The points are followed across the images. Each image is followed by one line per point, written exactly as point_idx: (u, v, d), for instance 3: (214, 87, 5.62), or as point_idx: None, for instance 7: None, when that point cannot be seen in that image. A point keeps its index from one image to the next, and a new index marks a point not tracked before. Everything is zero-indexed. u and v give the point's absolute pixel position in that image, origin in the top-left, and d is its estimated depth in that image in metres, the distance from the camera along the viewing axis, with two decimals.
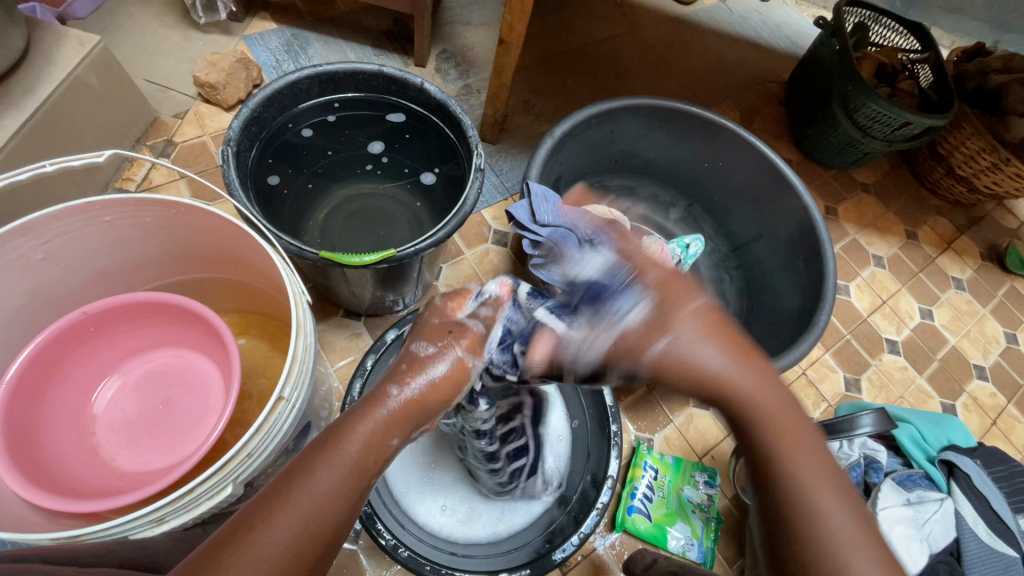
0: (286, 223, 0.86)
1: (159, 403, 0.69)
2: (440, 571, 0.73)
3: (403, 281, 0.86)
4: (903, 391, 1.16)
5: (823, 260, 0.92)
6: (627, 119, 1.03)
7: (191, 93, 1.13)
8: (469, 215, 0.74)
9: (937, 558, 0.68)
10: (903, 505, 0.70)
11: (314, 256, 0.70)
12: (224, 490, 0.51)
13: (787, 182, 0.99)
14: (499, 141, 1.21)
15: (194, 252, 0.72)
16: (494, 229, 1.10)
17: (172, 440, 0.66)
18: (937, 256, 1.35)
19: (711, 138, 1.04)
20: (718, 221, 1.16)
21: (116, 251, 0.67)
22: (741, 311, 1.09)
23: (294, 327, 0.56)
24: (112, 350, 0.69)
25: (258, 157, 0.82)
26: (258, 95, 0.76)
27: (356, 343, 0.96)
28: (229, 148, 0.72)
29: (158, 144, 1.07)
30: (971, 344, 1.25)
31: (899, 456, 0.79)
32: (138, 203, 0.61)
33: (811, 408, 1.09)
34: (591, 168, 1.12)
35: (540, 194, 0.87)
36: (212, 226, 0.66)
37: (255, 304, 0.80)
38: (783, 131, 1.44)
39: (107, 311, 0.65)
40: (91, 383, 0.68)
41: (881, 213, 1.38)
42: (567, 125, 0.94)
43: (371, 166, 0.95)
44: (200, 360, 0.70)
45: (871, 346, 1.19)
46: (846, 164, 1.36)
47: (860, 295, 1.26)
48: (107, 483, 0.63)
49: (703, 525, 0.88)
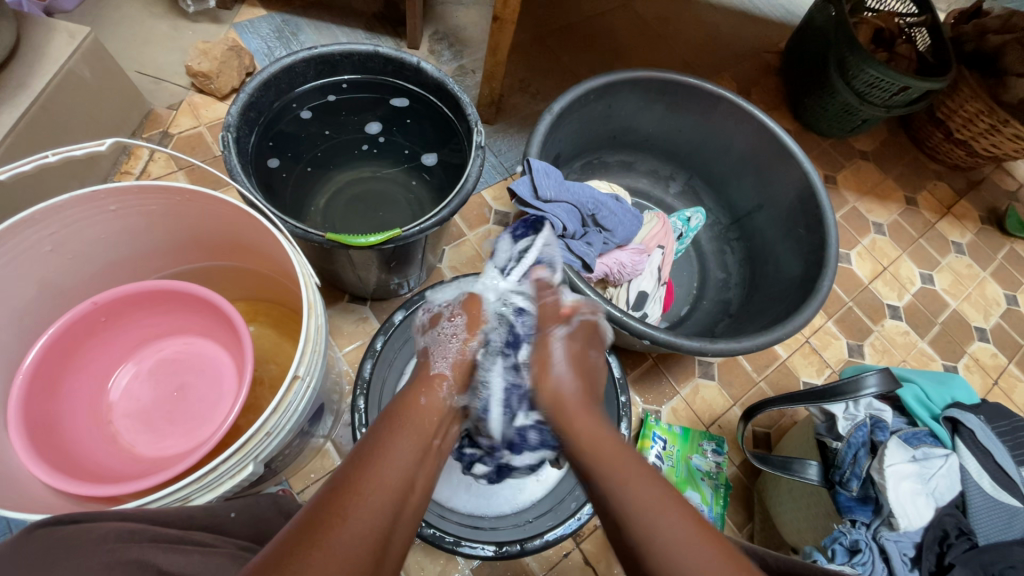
0: (289, 208, 0.86)
1: (173, 389, 0.70)
2: (460, 543, 0.75)
3: (408, 263, 0.87)
4: (906, 355, 1.18)
5: (824, 227, 0.92)
6: (624, 93, 1.02)
7: (184, 83, 1.13)
8: (471, 193, 0.73)
9: (944, 511, 0.69)
10: (909, 462, 0.70)
11: (319, 239, 0.69)
12: (246, 468, 0.52)
13: (786, 150, 0.99)
14: (496, 121, 1.21)
15: (202, 239, 0.72)
16: (495, 210, 1.11)
17: (187, 426, 0.67)
18: (937, 221, 1.36)
19: (709, 108, 1.04)
20: (718, 193, 1.16)
21: (123, 242, 0.67)
22: (743, 282, 1.09)
23: (305, 307, 0.56)
24: (126, 339, 0.69)
25: (258, 142, 0.81)
26: (255, 80, 0.75)
27: (363, 328, 0.97)
28: (229, 134, 0.71)
29: (155, 136, 1.07)
30: (971, 307, 1.26)
31: (904, 416, 0.79)
32: (142, 190, 0.61)
33: (815, 375, 1.11)
34: (591, 145, 1.12)
35: (542, 169, 0.86)
36: (218, 213, 0.66)
37: (262, 291, 0.81)
38: (780, 101, 1.43)
39: (117, 300, 0.65)
40: (106, 373, 0.68)
41: (880, 180, 1.38)
42: (566, 100, 0.94)
43: (368, 146, 0.95)
44: (212, 347, 0.71)
45: (873, 312, 1.20)
46: (844, 131, 1.36)
47: (861, 263, 1.26)
48: (126, 469, 0.63)
49: (712, 492, 0.92)
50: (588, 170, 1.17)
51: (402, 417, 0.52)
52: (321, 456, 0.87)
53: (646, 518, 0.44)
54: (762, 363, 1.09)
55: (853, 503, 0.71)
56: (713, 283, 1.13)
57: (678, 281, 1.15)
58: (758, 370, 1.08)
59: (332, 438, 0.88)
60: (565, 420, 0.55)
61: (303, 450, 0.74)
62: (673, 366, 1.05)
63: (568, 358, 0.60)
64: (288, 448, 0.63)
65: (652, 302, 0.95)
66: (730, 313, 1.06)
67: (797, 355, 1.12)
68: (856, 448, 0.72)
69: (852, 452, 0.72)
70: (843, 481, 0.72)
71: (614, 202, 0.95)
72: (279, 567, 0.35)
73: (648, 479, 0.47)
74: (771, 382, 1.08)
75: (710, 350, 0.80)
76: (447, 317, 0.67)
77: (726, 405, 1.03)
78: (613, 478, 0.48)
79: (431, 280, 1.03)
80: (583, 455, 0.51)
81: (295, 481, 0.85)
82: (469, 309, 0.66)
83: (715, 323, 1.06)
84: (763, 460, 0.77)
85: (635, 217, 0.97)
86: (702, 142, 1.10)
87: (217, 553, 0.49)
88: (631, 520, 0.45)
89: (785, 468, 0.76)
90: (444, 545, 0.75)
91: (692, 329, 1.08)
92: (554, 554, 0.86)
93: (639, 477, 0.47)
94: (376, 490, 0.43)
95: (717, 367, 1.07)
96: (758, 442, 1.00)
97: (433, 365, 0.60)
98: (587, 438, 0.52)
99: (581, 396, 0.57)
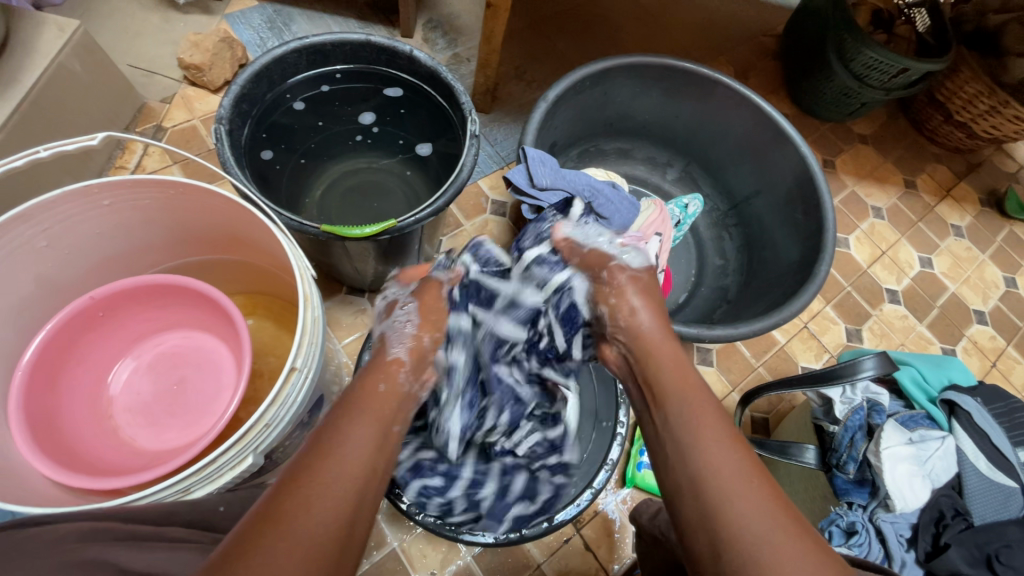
0: (284, 201, 0.86)
1: (173, 383, 0.70)
2: (459, 530, 0.72)
3: (405, 254, 0.87)
4: (904, 339, 1.18)
5: (821, 211, 0.92)
6: (620, 80, 1.01)
7: (177, 76, 1.12)
8: (466, 183, 0.73)
9: (939, 492, 0.70)
10: (906, 445, 0.70)
11: (315, 230, 0.69)
12: (245, 460, 0.53)
13: (784, 135, 0.98)
14: (492, 110, 1.20)
15: (197, 233, 0.72)
16: (492, 199, 1.10)
17: (188, 419, 0.67)
18: (936, 204, 1.35)
19: (706, 93, 1.03)
20: (716, 179, 1.15)
21: (118, 236, 0.67)
22: (741, 268, 1.09)
23: (301, 299, 0.56)
24: (125, 334, 0.69)
25: (251, 134, 0.81)
26: (246, 72, 0.74)
27: (361, 319, 0.98)
28: (222, 127, 0.71)
29: (149, 130, 1.06)
30: (970, 290, 1.26)
31: (901, 399, 0.79)
32: (136, 184, 0.61)
33: (813, 360, 1.11)
34: (587, 132, 1.11)
35: (538, 156, 0.86)
36: (212, 206, 0.66)
37: (260, 285, 0.81)
38: (778, 85, 1.42)
39: (114, 295, 0.65)
40: (105, 368, 0.69)
41: (879, 164, 1.38)
42: (561, 87, 0.93)
43: (362, 137, 0.94)
44: (210, 341, 0.71)
45: (871, 297, 1.20)
46: (843, 115, 1.35)
47: (860, 247, 1.26)
48: (129, 462, 0.64)
49: None
50: (585, 158, 1.17)
51: (359, 406, 0.53)
52: None
53: (706, 472, 0.48)
54: (760, 349, 1.09)
55: (849, 486, 0.72)
56: (711, 270, 1.13)
57: (676, 268, 1.15)
58: (756, 356, 1.08)
59: None
60: (654, 356, 0.62)
61: (304, 442, 0.75)
62: None
63: (642, 308, 0.67)
64: (288, 440, 0.63)
65: None
66: (728, 299, 1.06)
67: (795, 340, 1.12)
68: (853, 431, 0.72)
69: (849, 436, 0.72)
70: (840, 464, 0.72)
71: (610, 189, 0.95)
72: (243, 555, 0.36)
73: (712, 420, 0.52)
74: (769, 367, 1.08)
75: (707, 336, 0.80)
76: (401, 304, 0.70)
77: (724, 391, 1.04)
78: (690, 410, 0.53)
79: None
80: (666, 385, 0.57)
81: None
82: (422, 299, 0.70)
83: (713, 310, 1.06)
84: (759, 445, 0.78)
85: (632, 203, 0.96)
86: (699, 128, 1.10)
87: (190, 548, 0.48)
88: (690, 453, 0.50)
89: (783, 452, 0.76)
90: (443, 533, 0.72)
91: (690, 316, 1.08)
92: (554, 540, 0.87)
93: (702, 421, 0.52)
94: (333, 477, 0.43)
95: (715, 353, 1.07)
96: (756, 426, 1.01)
97: (390, 350, 0.64)
98: (666, 373, 0.59)
99: (661, 337, 0.64)
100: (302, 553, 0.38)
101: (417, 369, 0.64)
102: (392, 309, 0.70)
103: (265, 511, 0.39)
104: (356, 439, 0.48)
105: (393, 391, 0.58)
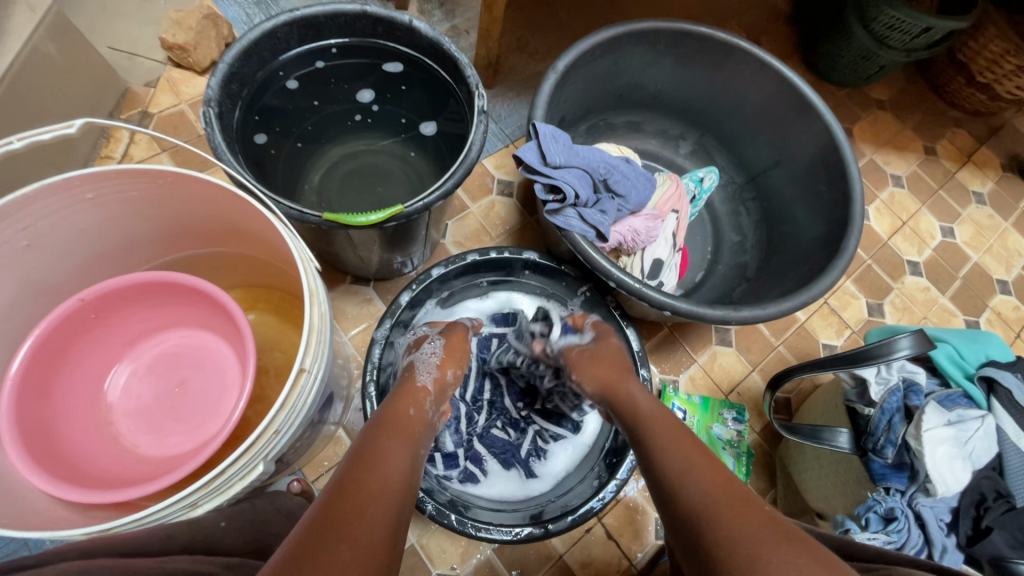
0: (282, 188, 0.81)
1: (175, 385, 0.67)
2: (478, 527, 0.71)
3: (411, 240, 0.83)
4: (926, 312, 1.14)
5: (849, 182, 0.87)
6: (632, 48, 0.96)
7: (160, 57, 1.05)
8: (476, 163, 0.68)
9: (981, 474, 0.67)
10: (945, 426, 0.67)
11: (316, 219, 0.65)
12: (256, 468, 0.49)
13: (806, 102, 0.93)
14: (495, 84, 1.14)
15: (190, 225, 0.67)
16: (499, 179, 1.05)
17: (192, 423, 0.64)
18: (957, 170, 1.30)
19: (722, 60, 0.97)
20: (731, 151, 1.10)
21: (105, 232, 0.63)
22: (761, 243, 1.05)
23: (307, 296, 0.52)
24: (120, 336, 0.65)
25: (243, 117, 0.75)
26: (234, 49, 0.69)
27: (368, 309, 0.94)
28: (210, 109, 0.66)
29: (134, 117, 1.01)
30: (993, 259, 1.22)
31: (936, 377, 0.76)
32: (120, 175, 0.56)
33: (834, 337, 1.08)
34: (596, 105, 1.05)
35: (549, 133, 0.81)
36: (205, 196, 0.61)
37: (260, 277, 0.76)
38: (792, 50, 1.36)
39: (105, 296, 0.61)
40: (102, 372, 0.65)
41: (898, 130, 1.32)
42: (570, 57, 0.87)
43: (360, 117, 0.89)
44: (211, 340, 0.67)
45: (892, 269, 1.16)
46: (860, 80, 1.29)
47: (880, 218, 1.22)
48: (133, 471, 0.61)
49: (734, 460, 0.91)
50: (594, 132, 1.11)
51: (393, 428, 0.57)
52: (334, 443, 0.86)
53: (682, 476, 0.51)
54: (780, 327, 1.06)
55: (888, 471, 0.68)
56: (728, 247, 1.09)
57: (692, 246, 1.11)
58: (776, 334, 1.05)
59: (343, 424, 0.86)
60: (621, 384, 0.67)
61: (316, 439, 0.72)
62: (689, 334, 1.02)
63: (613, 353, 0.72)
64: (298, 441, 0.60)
65: (668, 270, 0.92)
66: (748, 276, 1.02)
67: (816, 316, 1.09)
68: (891, 415, 0.69)
69: (886, 418, 0.69)
70: (877, 448, 0.68)
71: (625, 165, 0.90)
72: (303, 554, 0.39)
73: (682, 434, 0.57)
74: (790, 346, 1.05)
75: (734, 318, 0.76)
76: (429, 339, 0.75)
77: (744, 371, 1.01)
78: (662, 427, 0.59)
79: (436, 256, 0.99)
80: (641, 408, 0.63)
81: (308, 469, 0.84)
82: (448, 338, 0.75)
83: (732, 288, 1.02)
84: (789, 430, 0.74)
85: (648, 179, 0.91)
86: (714, 97, 1.04)
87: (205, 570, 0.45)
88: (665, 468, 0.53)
89: (815, 437, 0.72)
90: (461, 531, 0.71)
91: (709, 296, 1.04)
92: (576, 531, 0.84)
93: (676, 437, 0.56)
94: (377, 487, 0.48)
95: (734, 333, 1.04)
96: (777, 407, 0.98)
97: (418, 378, 0.67)
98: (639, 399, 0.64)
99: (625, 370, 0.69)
100: (359, 552, 0.41)
101: (438, 399, 0.67)
102: (421, 343, 0.75)
103: (321, 517, 0.43)
104: (395, 462, 0.53)
105: (421, 417, 0.61)
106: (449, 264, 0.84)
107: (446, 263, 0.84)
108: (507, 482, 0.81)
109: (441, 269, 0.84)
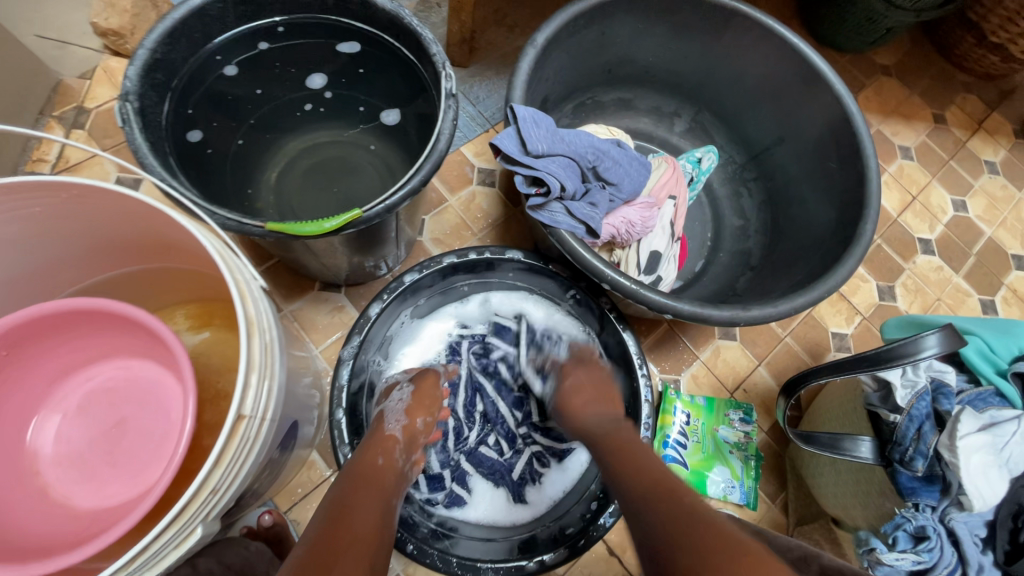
0: (230, 190, 0.72)
1: (112, 423, 0.59)
2: (466, 564, 0.65)
3: (382, 243, 0.74)
4: (940, 293, 1.07)
5: (862, 159, 0.79)
6: (619, 16, 0.86)
7: (95, 44, 0.95)
8: (445, 155, 0.59)
9: (1019, 483, 0.61)
10: (980, 432, 0.60)
11: (261, 231, 0.56)
12: (194, 533, 0.42)
13: (813, 71, 0.84)
14: (470, 63, 1.03)
15: (117, 241, 0.58)
16: (478, 167, 0.96)
17: (131, 469, 0.56)
18: (968, 139, 1.22)
19: (719, 27, 0.88)
20: (730, 128, 1.01)
21: (14, 255, 0.54)
22: (765, 228, 0.97)
23: (244, 328, 0.44)
24: (42, 373, 0.57)
25: (176, 111, 0.66)
26: (155, 30, 0.59)
27: (340, 318, 0.85)
28: (129, 103, 0.56)
29: (68, 114, 0.90)
30: (1008, 233, 1.15)
31: (964, 373, 0.69)
32: (14, 189, 0.47)
33: (844, 324, 1.00)
34: (582, 82, 0.96)
35: (529, 117, 0.72)
36: (124, 208, 0.52)
37: (210, 291, 0.67)
38: (791, 14, 1.26)
39: (11, 328, 0.50)
40: (25, 415, 0.57)
41: (905, 98, 1.23)
42: (550, 29, 0.78)
43: (311, 106, 0.78)
44: (151, 369, 0.59)
45: (903, 249, 1.09)
46: (865, 44, 1.20)
47: (888, 194, 1.14)
48: (65, 528, 0.53)
49: (742, 465, 0.85)
50: (581, 112, 1.01)
51: (364, 478, 0.51)
52: (309, 468, 0.78)
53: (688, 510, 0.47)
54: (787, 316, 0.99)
55: (917, 485, 0.61)
56: (730, 232, 1.01)
57: (690, 232, 1.03)
58: (783, 325, 0.98)
59: (317, 447, 0.79)
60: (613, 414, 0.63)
61: (281, 471, 0.64)
62: (690, 328, 0.95)
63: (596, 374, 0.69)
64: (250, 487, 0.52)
65: (666, 262, 0.83)
66: (752, 265, 0.94)
67: (824, 303, 1.02)
68: (920, 421, 0.62)
69: (914, 426, 0.62)
70: (905, 460, 0.62)
71: (616, 149, 0.81)
72: None
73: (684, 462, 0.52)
74: (798, 336, 0.98)
75: (743, 319, 0.69)
76: (399, 387, 0.68)
77: (750, 366, 0.94)
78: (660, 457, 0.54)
79: (413, 256, 0.90)
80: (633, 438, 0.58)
81: (281, 499, 0.76)
82: (419, 384, 0.68)
83: (735, 279, 0.95)
84: (806, 440, 0.66)
85: (642, 164, 0.83)
86: (711, 69, 0.95)
87: None
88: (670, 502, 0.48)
89: (833, 447, 0.65)
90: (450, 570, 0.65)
91: (710, 287, 0.96)
92: None
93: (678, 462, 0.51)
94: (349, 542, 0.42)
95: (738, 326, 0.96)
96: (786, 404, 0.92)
97: (386, 425, 0.60)
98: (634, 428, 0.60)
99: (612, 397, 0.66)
100: None
101: (409, 447, 0.60)
102: (389, 393, 0.68)
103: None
104: (367, 511, 0.47)
105: (391, 466, 0.55)
106: (424, 269, 0.76)
107: (420, 269, 0.76)
108: (498, 502, 0.76)
109: (415, 275, 0.75)
